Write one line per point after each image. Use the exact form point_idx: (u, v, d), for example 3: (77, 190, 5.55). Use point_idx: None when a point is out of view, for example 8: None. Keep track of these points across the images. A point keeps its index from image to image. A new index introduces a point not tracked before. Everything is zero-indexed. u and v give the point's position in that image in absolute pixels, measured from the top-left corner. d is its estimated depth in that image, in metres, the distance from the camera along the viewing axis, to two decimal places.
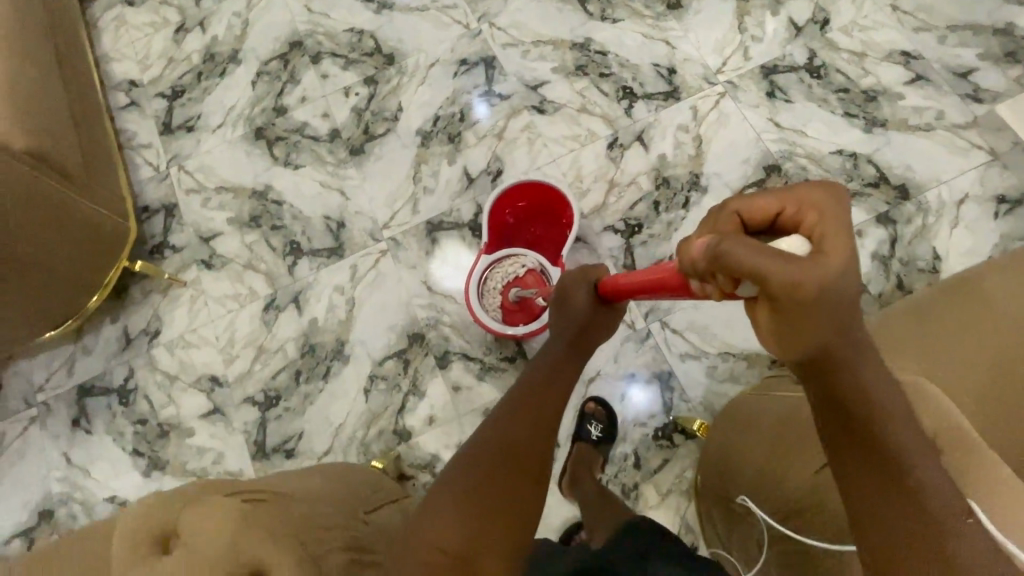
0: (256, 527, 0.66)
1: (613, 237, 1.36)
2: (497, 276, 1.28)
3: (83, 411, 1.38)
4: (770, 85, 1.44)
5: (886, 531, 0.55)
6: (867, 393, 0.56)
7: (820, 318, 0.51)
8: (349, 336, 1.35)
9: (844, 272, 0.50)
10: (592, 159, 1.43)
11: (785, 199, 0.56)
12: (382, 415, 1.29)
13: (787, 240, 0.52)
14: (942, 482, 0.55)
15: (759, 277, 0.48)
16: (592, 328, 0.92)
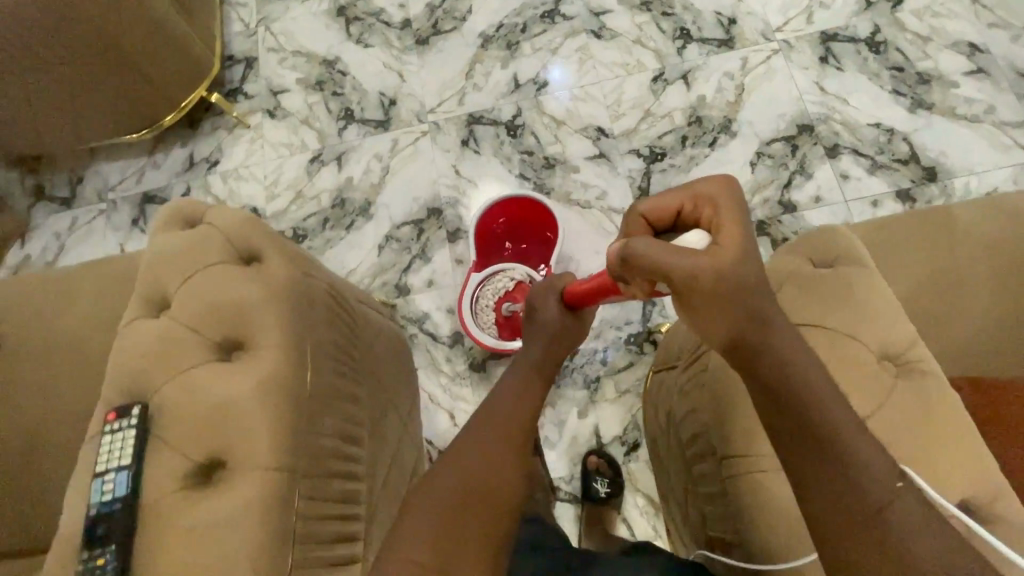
0: (251, 233, 0.73)
1: (635, 160, 1.44)
2: (488, 292, 1.28)
3: (144, 215, 1.58)
4: (826, 51, 1.47)
5: (838, 513, 0.56)
6: (788, 376, 0.61)
7: (722, 303, 0.61)
8: (377, 199, 1.49)
9: (732, 259, 0.61)
10: (634, 87, 1.50)
11: (683, 197, 0.68)
12: (389, 270, 1.42)
13: (684, 238, 0.63)
14: (878, 459, 0.58)
15: (659, 267, 0.60)
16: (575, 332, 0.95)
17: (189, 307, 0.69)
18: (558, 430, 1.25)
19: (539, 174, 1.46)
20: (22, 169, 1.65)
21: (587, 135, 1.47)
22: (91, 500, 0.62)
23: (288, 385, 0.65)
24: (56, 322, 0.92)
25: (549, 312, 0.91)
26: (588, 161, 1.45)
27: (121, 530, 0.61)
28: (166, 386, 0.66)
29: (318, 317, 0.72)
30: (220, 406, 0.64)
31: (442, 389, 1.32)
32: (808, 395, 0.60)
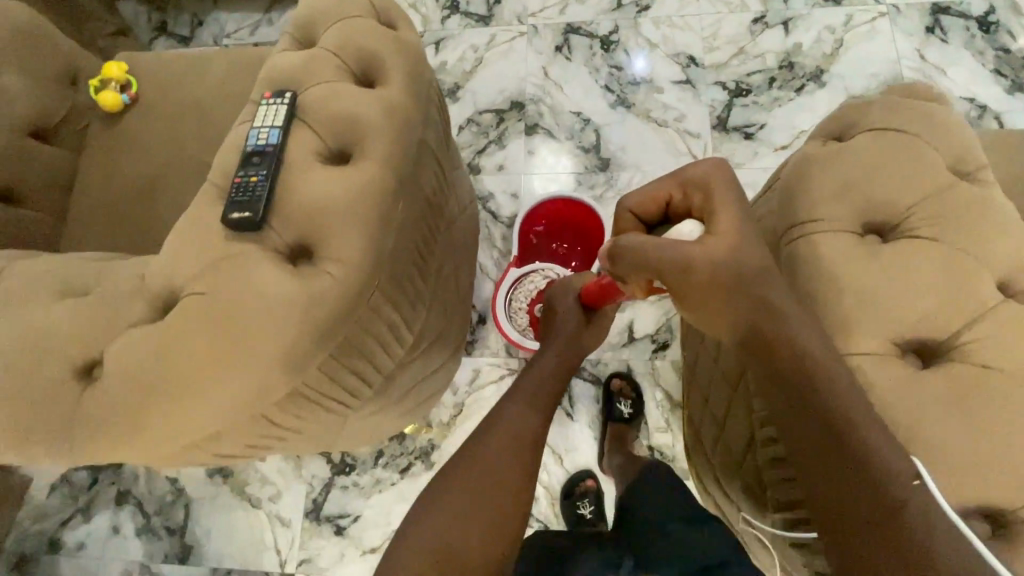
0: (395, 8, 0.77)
1: (719, 91, 1.47)
2: (522, 292, 1.24)
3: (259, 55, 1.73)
4: (934, 22, 1.46)
5: (846, 501, 0.54)
6: (805, 368, 0.59)
7: (720, 300, 0.63)
8: (465, 84, 1.57)
9: (724, 247, 0.63)
10: (732, 25, 1.53)
11: (673, 184, 0.70)
12: (464, 149, 1.51)
13: (674, 231, 0.68)
14: (893, 448, 0.55)
15: (643, 263, 0.67)
16: (586, 341, 0.99)
17: (335, 40, 0.71)
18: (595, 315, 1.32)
19: (623, 90, 1.51)
20: (152, 4, 1.80)
21: (676, 61, 1.52)
22: (248, 143, 0.61)
23: (414, 118, 0.67)
24: (180, 84, 1.02)
25: (568, 315, 0.97)
26: (672, 85, 1.49)
27: (272, 165, 0.59)
28: (304, 88, 0.67)
29: (432, 91, 0.76)
30: (348, 111, 0.64)
31: (494, 262, 1.40)
32: (824, 397, 0.57)
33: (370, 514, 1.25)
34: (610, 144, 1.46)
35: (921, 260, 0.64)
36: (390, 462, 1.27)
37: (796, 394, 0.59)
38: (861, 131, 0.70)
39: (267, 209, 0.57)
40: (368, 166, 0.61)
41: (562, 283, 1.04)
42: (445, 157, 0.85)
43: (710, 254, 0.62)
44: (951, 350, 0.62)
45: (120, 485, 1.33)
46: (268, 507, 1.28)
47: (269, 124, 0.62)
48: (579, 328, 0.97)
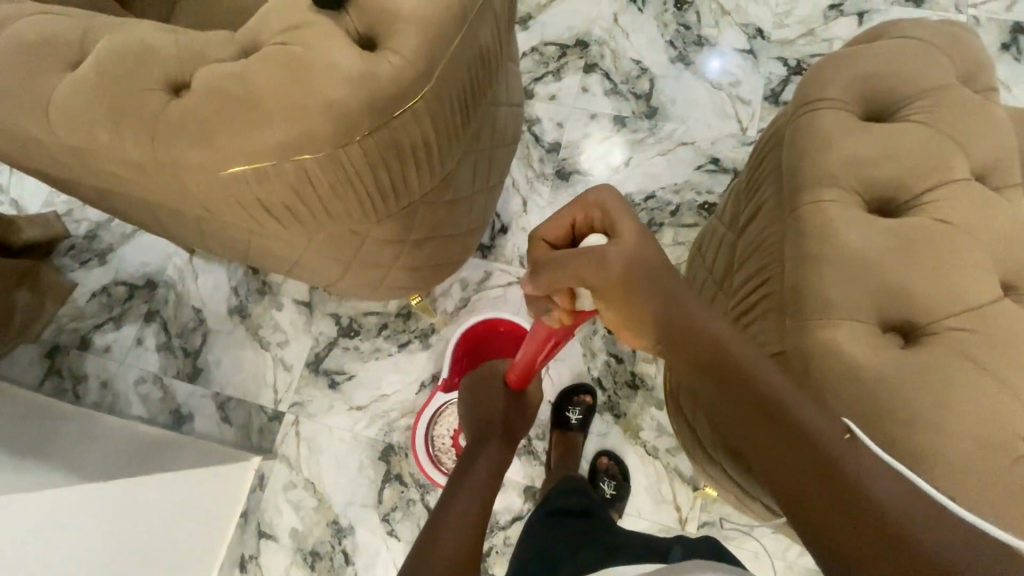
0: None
1: (778, 66, 1.50)
2: (444, 422, 1.27)
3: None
4: (1012, 40, 1.46)
5: (797, 481, 0.55)
6: (723, 358, 0.60)
7: (651, 305, 0.61)
8: (538, 14, 1.63)
9: (635, 241, 0.60)
10: (807, 7, 1.55)
11: (571, 210, 0.64)
12: (523, 75, 1.58)
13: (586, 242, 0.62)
14: (823, 417, 0.58)
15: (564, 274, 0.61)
16: (513, 423, 0.88)
17: None
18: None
19: (686, 47, 1.55)
20: None
21: (745, 31, 1.55)
22: None
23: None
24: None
25: (493, 396, 0.90)
26: (735, 52, 1.53)
27: None
28: None
29: None
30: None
31: (525, 179, 1.47)
32: (751, 379, 0.60)
33: (363, 375, 1.35)
34: (661, 95, 1.51)
35: (909, 148, 0.79)
36: (391, 335, 1.37)
37: (728, 379, 0.60)
38: (873, 62, 0.84)
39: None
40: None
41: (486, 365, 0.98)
42: (504, 32, 0.91)
43: (627, 249, 0.59)
44: (907, 245, 0.75)
45: (151, 304, 1.46)
46: (275, 351, 1.39)
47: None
48: (506, 411, 0.88)
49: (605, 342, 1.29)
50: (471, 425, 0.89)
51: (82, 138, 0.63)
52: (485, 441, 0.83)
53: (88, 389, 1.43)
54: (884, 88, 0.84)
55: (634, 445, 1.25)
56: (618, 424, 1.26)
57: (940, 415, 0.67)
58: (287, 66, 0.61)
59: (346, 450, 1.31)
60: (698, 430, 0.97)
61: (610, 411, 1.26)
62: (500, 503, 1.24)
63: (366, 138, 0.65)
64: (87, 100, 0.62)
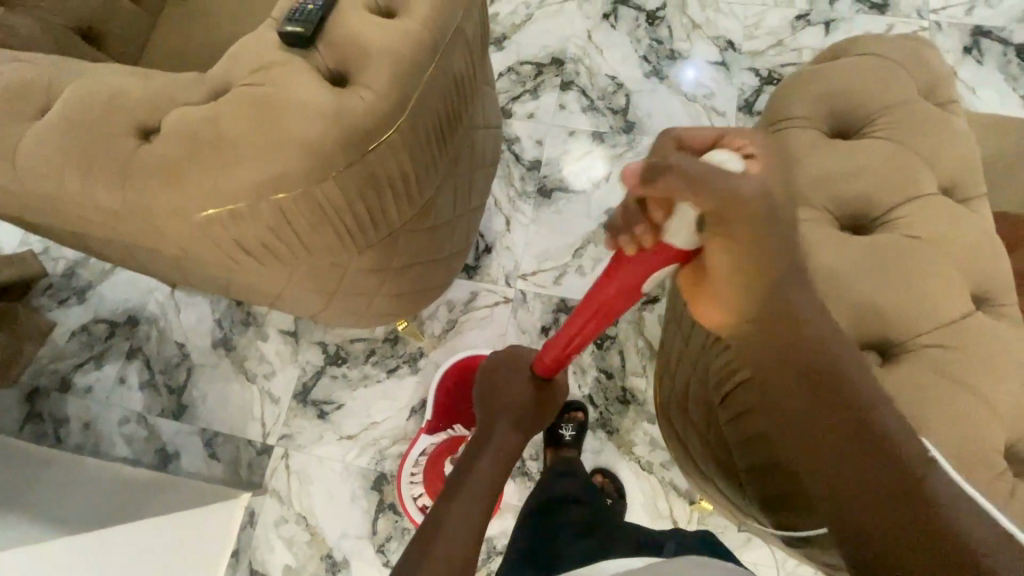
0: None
1: (750, 77, 1.53)
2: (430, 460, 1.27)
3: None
4: (973, 43, 1.50)
5: (876, 496, 0.49)
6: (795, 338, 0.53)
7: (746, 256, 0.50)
8: (512, 35, 1.65)
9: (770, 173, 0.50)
10: (775, 19, 1.58)
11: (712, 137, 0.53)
12: (500, 94, 1.59)
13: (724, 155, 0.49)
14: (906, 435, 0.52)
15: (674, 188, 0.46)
16: (532, 412, 0.84)
17: None
18: (597, 244, 1.42)
19: (660, 62, 1.57)
20: None
21: (716, 43, 1.58)
22: None
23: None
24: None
25: (513, 382, 0.86)
26: (707, 65, 1.55)
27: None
28: None
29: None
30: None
31: (507, 198, 1.48)
32: (842, 384, 0.52)
33: (352, 404, 1.33)
34: (638, 109, 1.53)
35: (878, 159, 0.80)
36: (380, 361, 1.35)
37: (813, 375, 0.52)
38: (839, 77, 0.86)
39: (318, 33, 0.66)
40: (408, 23, 0.69)
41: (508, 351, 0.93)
42: (477, 58, 0.92)
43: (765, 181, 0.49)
44: (881, 255, 0.76)
45: (133, 341, 1.44)
46: (261, 383, 1.37)
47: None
48: (526, 397, 0.84)
49: (594, 358, 1.30)
50: (483, 409, 0.84)
51: (50, 186, 0.62)
52: (496, 427, 0.79)
53: (70, 431, 1.39)
54: (852, 102, 0.85)
55: (628, 460, 1.24)
56: (611, 440, 1.25)
57: (923, 424, 0.67)
58: (257, 107, 0.61)
59: (338, 481, 1.29)
60: (690, 448, 0.97)
61: (603, 427, 1.26)
62: (497, 527, 1.22)
63: (344, 177, 0.65)
64: (54, 149, 0.61)
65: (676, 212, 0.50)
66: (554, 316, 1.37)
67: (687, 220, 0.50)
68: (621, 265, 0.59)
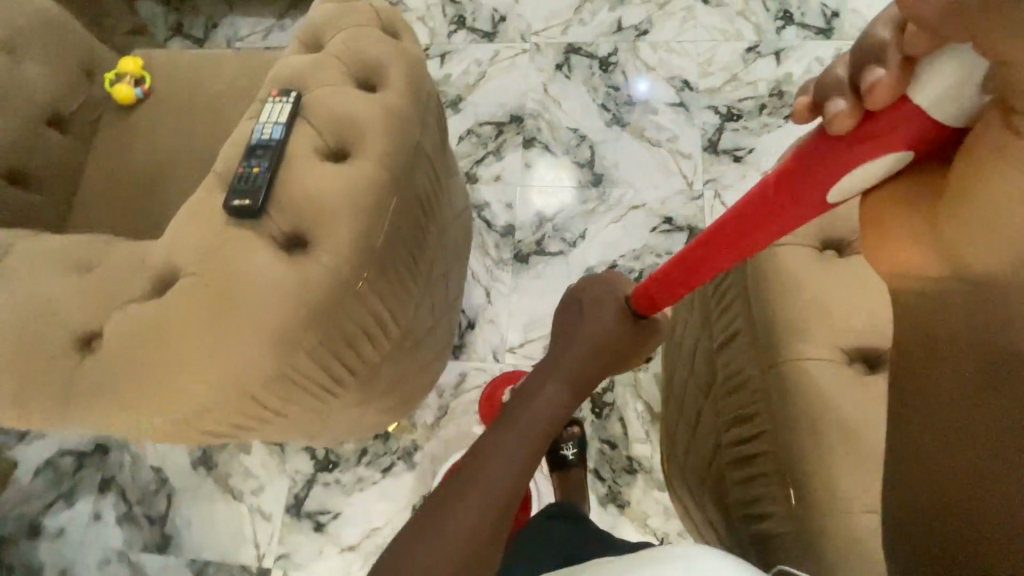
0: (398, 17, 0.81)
1: (710, 115, 1.52)
2: None
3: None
4: None
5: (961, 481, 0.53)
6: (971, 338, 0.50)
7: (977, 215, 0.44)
8: (467, 96, 1.62)
9: None
10: (727, 53, 1.59)
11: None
12: (463, 159, 1.55)
13: None
14: None
15: (984, 31, 0.34)
16: (619, 342, 0.78)
17: (343, 47, 0.76)
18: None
19: (619, 108, 1.56)
20: (170, 6, 1.86)
21: (672, 84, 1.57)
22: (251, 139, 0.65)
23: (412, 120, 0.71)
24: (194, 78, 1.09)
25: (605, 313, 0.78)
26: (667, 106, 1.55)
27: (275, 157, 0.64)
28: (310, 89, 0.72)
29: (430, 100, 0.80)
30: (347, 112, 0.68)
31: (484, 269, 1.43)
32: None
33: (350, 511, 1.26)
34: (604, 160, 1.51)
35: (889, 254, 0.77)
36: (373, 460, 1.29)
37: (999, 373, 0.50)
38: None
39: (268, 198, 0.61)
40: (364, 166, 0.65)
41: (610, 273, 0.84)
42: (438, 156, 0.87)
43: None
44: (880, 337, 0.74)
45: (105, 471, 1.34)
46: (249, 500, 1.29)
47: (273, 122, 0.66)
48: (611, 332, 0.77)
49: (594, 429, 1.27)
50: (557, 334, 0.79)
51: None
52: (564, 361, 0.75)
53: None
54: None
55: (644, 534, 1.19)
56: (624, 514, 1.21)
57: None
58: (208, 299, 0.56)
59: None
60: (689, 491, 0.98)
61: (613, 501, 1.22)
62: None
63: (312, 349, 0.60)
64: None
65: (939, 61, 0.38)
66: None
67: (960, 79, 0.38)
68: (819, 148, 0.47)
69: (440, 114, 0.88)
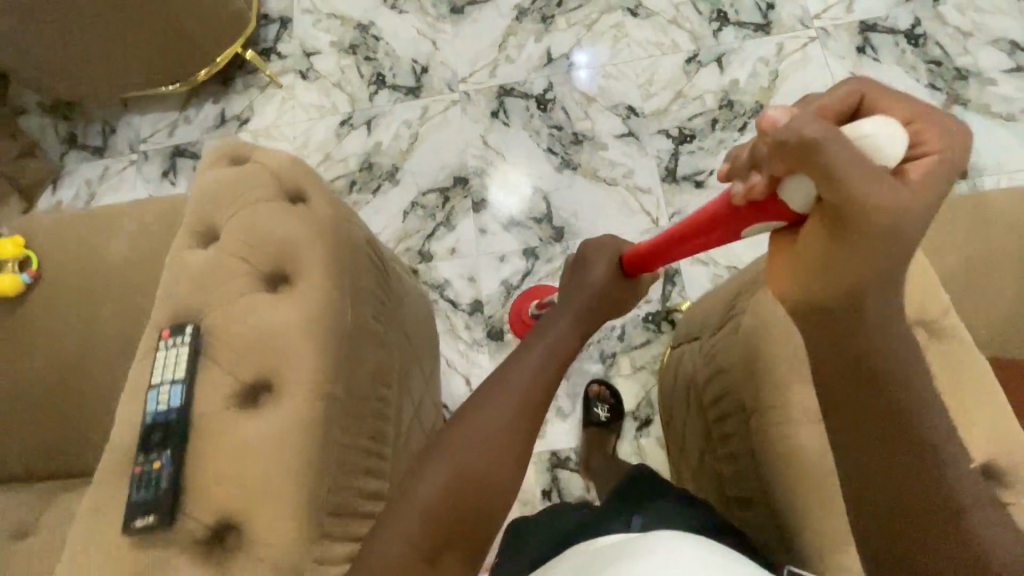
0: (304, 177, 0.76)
1: (663, 141, 1.44)
2: None
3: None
4: (864, 41, 1.45)
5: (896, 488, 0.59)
6: (893, 353, 0.55)
7: (853, 250, 0.47)
8: (404, 164, 1.50)
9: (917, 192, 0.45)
10: (667, 68, 1.49)
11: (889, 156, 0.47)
12: (413, 236, 1.44)
13: (887, 142, 0.45)
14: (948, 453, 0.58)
15: (807, 161, 0.43)
16: (614, 294, 0.88)
17: (239, 239, 0.73)
18: (570, 378, 1.30)
19: (567, 150, 1.46)
20: (57, 116, 1.68)
21: (617, 113, 1.47)
22: (149, 407, 0.68)
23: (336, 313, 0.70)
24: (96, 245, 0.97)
25: (601, 271, 0.88)
26: (615, 139, 1.45)
27: (177, 431, 0.67)
28: (213, 313, 0.72)
29: (359, 263, 0.76)
30: (268, 331, 0.69)
31: (459, 356, 1.34)
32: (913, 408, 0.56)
33: None
34: (561, 211, 1.41)
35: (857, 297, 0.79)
36: None
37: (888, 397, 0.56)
38: None
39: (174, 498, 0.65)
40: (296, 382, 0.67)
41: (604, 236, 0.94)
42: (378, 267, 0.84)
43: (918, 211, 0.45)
44: None
45: None
46: None
47: (170, 378, 0.69)
48: (606, 286, 0.88)
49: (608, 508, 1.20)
50: (564, 289, 0.89)
51: None
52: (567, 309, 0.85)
53: None
54: None
55: None
56: None
57: None
58: None
59: None
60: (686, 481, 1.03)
61: None
62: None
63: None
64: None
65: (794, 178, 0.47)
66: (550, 473, 1.24)
67: (808, 193, 0.47)
68: (731, 210, 0.62)
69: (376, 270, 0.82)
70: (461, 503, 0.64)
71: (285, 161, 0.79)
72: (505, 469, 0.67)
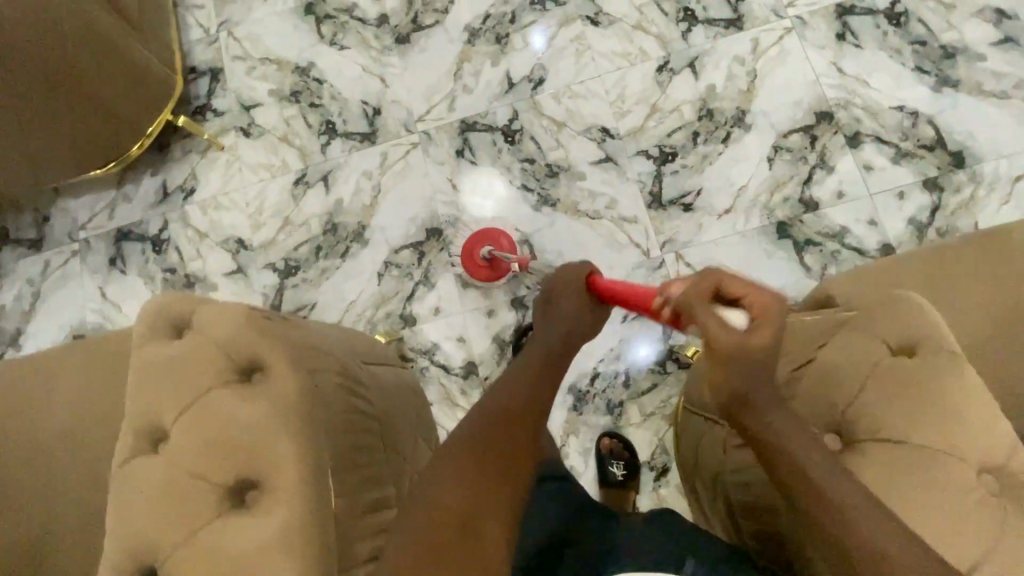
0: (249, 340, 0.80)
1: (644, 163, 1.34)
2: None
3: (166, 258, 1.45)
4: (842, 27, 1.35)
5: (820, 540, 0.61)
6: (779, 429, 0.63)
7: (729, 369, 0.61)
8: (371, 221, 1.39)
9: (762, 338, 0.59)
10: (638, 80, 1.38)
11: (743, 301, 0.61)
12: (391, 300, 1.35)
13: (738, 312, 0.61)
14: (843, 481, 0.61)
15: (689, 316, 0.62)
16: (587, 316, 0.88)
17: (214, 439, 0.76)
18: (578, 434, 1.23)
19: (542, 185, 1.36)
20: None
21: (590, 137, 1.37)
22: None
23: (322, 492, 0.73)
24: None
25: (571, 300, 0.87)
26: (593, 166, 1.35)
27: None
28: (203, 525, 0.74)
29: (334, 418, 0.77)
30: (251, 546, 0.71)
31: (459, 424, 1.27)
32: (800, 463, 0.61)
33: None
34: (545, 253, 1.32)
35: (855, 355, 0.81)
36: None
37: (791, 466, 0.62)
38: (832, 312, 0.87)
39: None
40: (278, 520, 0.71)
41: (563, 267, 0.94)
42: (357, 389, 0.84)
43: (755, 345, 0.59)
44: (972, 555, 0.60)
45: None
46: None
47: None
48: (579, 313, 0.87)
49: None
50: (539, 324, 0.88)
51: None
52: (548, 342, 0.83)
53: None
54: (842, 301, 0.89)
55: None
56: None
57: None
58: None
59: None
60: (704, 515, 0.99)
61: None
62: None
63: None
64: None
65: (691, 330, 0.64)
66: None
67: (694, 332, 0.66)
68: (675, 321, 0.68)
69: (349, 390, 0.82)
70: (479, 466, 0.65)
71: (233, 335, 0.81)
72: (509, 437, 0.69)
